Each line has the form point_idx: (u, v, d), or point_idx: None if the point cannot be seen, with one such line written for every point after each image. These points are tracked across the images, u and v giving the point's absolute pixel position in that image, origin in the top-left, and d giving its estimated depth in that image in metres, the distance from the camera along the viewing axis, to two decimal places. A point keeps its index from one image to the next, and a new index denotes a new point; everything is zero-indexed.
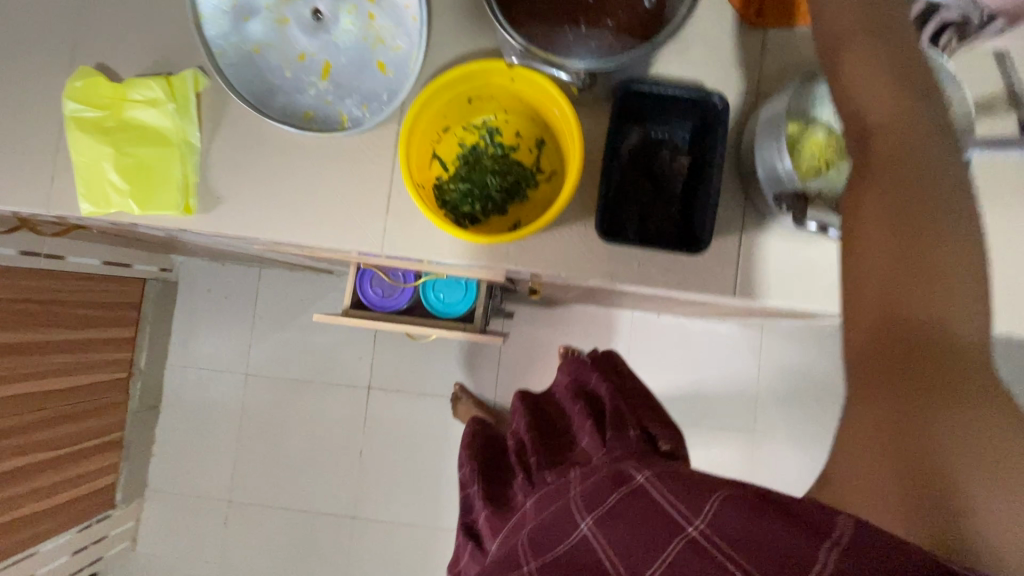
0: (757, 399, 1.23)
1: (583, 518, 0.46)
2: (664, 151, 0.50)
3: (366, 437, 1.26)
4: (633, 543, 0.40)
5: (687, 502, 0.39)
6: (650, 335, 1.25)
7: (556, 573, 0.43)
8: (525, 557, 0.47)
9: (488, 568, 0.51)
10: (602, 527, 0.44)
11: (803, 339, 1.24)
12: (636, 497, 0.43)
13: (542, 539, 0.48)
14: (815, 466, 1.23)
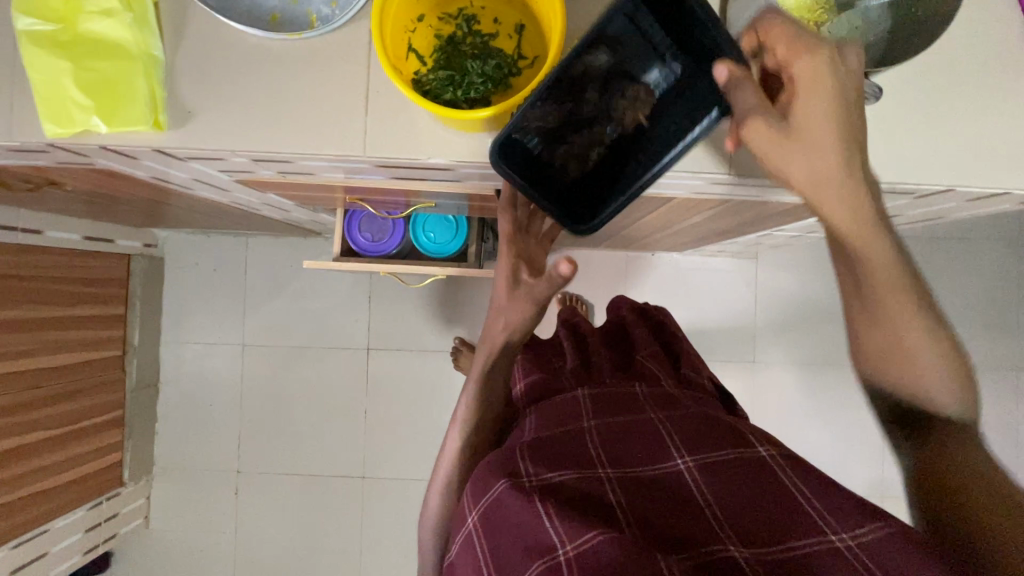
0: (755, 330, 1.23)
1: (680, 454, 0.46)
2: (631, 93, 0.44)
3: (369, 398, 1.25)
4: (751, 509, 0.41)
5: (831, 509, 0.40)
6: (646, 275, 1.23)
7: (645, 495, 0.43)
8: (601, 456, 0.47)
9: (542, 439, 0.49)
10: (704, 472, 0.44)
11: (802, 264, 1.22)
12: (756, 466, 0.44)
13: (620, 445, 0.47)
14: (818, 393, 1.23)
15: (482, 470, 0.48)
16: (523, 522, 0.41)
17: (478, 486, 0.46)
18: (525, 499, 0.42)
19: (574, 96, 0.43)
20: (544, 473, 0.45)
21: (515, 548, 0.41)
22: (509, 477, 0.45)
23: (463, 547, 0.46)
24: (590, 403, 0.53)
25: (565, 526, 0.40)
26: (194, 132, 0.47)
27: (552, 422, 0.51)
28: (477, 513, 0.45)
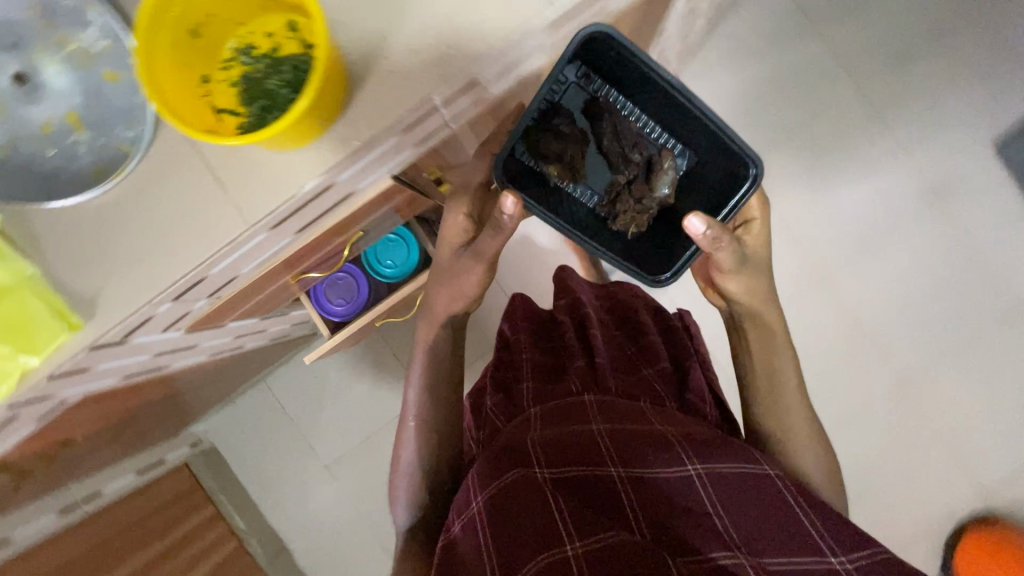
0: None
1: (692, 462, 0.62)
2: (580, 194, 0.72)
3: None
4: (754, 518, 0.59)
5: (835, 536, 0.57)
6: None
7: (654, 493, 0.61)
8: (613, 457, 0.63)
9: (557, 435, 0.65)
10: (711, 480, 0.60)
11: (707, 60, 1.20)
12: (760, 477, 0.61)
13: (630, 450, 0.63)
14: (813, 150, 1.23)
15: (490, 463, 0.63)
16: (539, 512, 0.56)
17: (491, 474, 0.62)
18: (541, 492, 0.57)
19: (636, 140, 0.68)
20: (554, 468, 0.61)
21: (528, 531, 0.55)
22: (525, 469, 0.60)
23: (467, 527, 0.60)
24: (597, 411, 0.68)
25: (576, 526, 0.54)
26: (108, 307, 0.47)
27: (563, 427, 0.66)
28: (482, 497, 0.60)
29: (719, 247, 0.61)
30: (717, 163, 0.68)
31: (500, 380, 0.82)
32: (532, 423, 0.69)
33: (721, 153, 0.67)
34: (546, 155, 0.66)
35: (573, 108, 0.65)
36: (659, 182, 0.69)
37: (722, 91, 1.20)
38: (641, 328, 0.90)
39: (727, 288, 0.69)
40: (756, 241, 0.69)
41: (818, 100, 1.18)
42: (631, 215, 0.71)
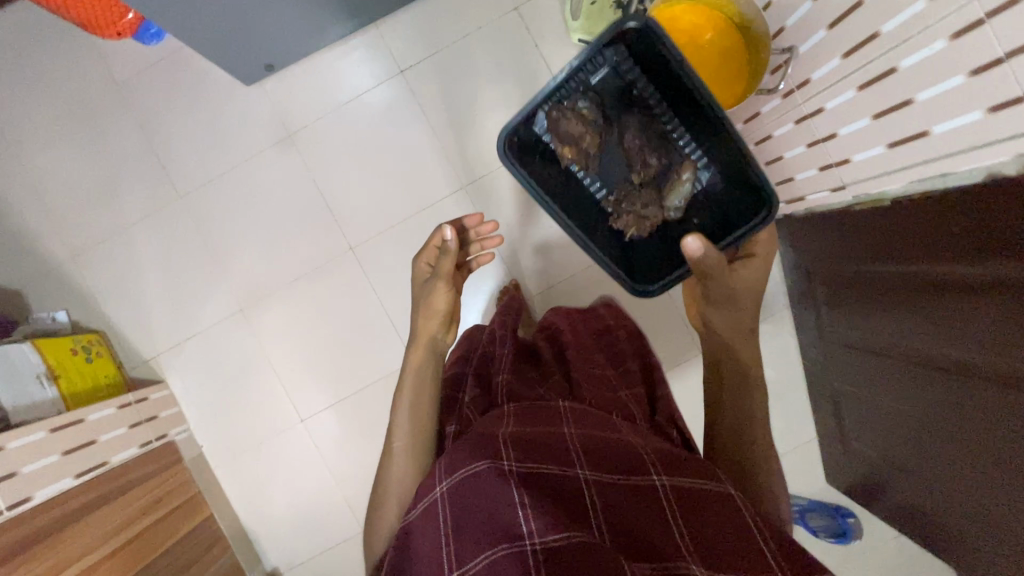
0: (219, 332, 1.32)
1: (654, 472, 0.64)
2: (587, 181, 0.92)
3: None
4: (706, 531, 0.59)
5: (784, 559, 0.58)
6: (224, 440, 1.33)
7: (619, 491, 0.61)
8: (579, 458, 0.64)
9: (530, 434, 0.67)
10: (672, 488, 0.62)
11: (141, 337, 1.32)
12: (714, 499, 0.62)
13: (601, 457, 0.65)
14: (241, 251, 1.30)
15: (464, 453, 0.65)
16: (497, 508, 0.58)
17: (451, 465, 0.64)
18: (505, 484, 0.58)
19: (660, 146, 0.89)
20: (524, 462, 0.62)
21: (484, 529, 0.57)
22: (494, 461, 0.61)
23: (431, 507, 0.63)
24: (574, 420, 0.72)
25: (535, 523, 0.55)
26: None
27: (538, 431, 0.68)
28: (447, 485, 0.63)
29: (710, 266, 0.75)
30: (732, 194, 0.87)
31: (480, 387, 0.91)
32: (509, 423, 0.71)
33: (737, 189, 0.86)
34: (568, 137, 0.85)
35: (607, 97, 0.85)
36: (675, 193, 0.90)
37: (169, 327, 1.32)
38: (624, 357, 0.99)
39: (710, 309, 0.83)
40: (747, 277, 0.81)
41: (194, 247, 1.31)
42: (635, 216, 0.92)
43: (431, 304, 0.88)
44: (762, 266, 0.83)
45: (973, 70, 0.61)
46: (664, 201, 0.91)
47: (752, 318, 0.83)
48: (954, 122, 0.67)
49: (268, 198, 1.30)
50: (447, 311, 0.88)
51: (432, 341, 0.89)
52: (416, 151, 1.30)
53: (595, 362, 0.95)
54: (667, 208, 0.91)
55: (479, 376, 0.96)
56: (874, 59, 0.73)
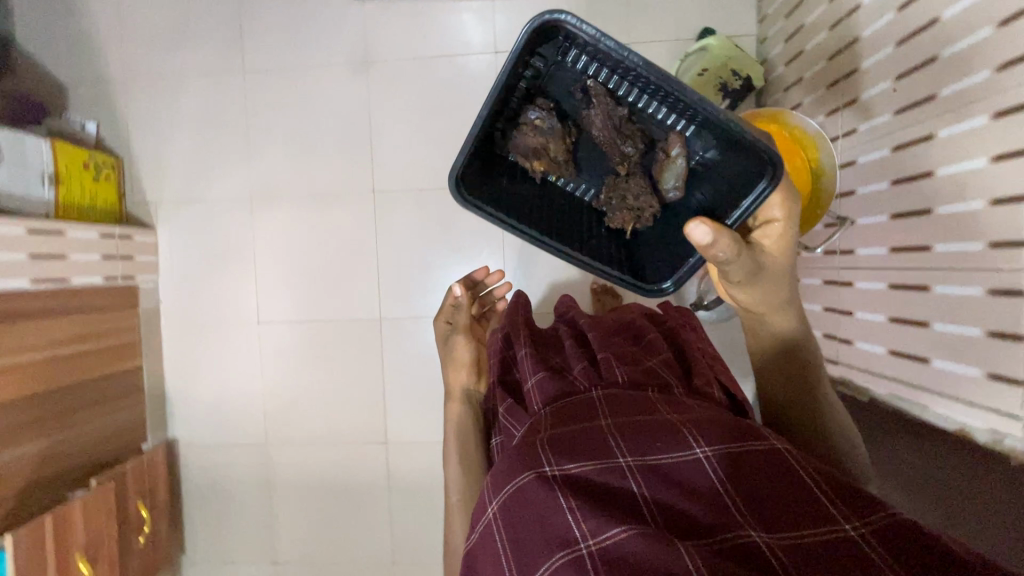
0: (222, 206, 1.34)
1: (693, 442, 0.49)
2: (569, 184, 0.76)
3: (319, 559, 1.36)
4: (758, 492, 0.45)
5: (845, 503, 0.44)
6: (184, 304, 1.36)
7: (664, 478, 0.48)
8: (616, 444, 0.51)
9: (565, 429, 0.54)
10: (713, 459, 0.48)
11: (152, 179, 1.34)
12: (772, 458, 0.47)
13: (636, 435, 0.51)
14: (275, 144, 1.32)
15: (501, 466, 0.53)
16: (549, 515, 0.47)
17: (493, 480, 0.52)
18: (549, 491, 0.48)
19: (634, 128, 0.68)
20: (564, 464, 0.50)
21: (540, 541, 0.46)
22: (534, 470, 0.50)
23: (484, 533, 0.51)
24: (606, 405, 0.57)
25: (587, 523, 0.45)
26: None
27: (574, 426, 0.54)
28: (496, 504, 0.51)
29: (726, 258, 0.56)
30: (735, 159, 0.64)
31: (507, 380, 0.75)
32: (542, 424, 0.57)
33: (738, 153, 0.63)
34: (529, 153, 0.71)
35: (556, 91, 0.68)
36: (666, 175, 0.68)
37: (180, 182, 1.34)
38: (642, 328, 0.76)
39: (739, 296, 0.65)
40: (776, 249, 0.62)
41: (236, 121, 1.32)
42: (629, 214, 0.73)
43: (455, 357, 0.91)
44: (794, 224, 0.62)
45: (991, 332, 0.61)
46: (663, 190, 0.70)
47: (789, 291, 0.66)
48: (954, 366, 0.66)
49: (321, 109, 1.30)
50: (470, 360, 0.90)
51: (467, 393, 0.89)
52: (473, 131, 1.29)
53: (617, 337, 0.73)
54: (669, 194, 0.70)
55: (509, 377, 0.75)
56: (915, 268, 0.72)
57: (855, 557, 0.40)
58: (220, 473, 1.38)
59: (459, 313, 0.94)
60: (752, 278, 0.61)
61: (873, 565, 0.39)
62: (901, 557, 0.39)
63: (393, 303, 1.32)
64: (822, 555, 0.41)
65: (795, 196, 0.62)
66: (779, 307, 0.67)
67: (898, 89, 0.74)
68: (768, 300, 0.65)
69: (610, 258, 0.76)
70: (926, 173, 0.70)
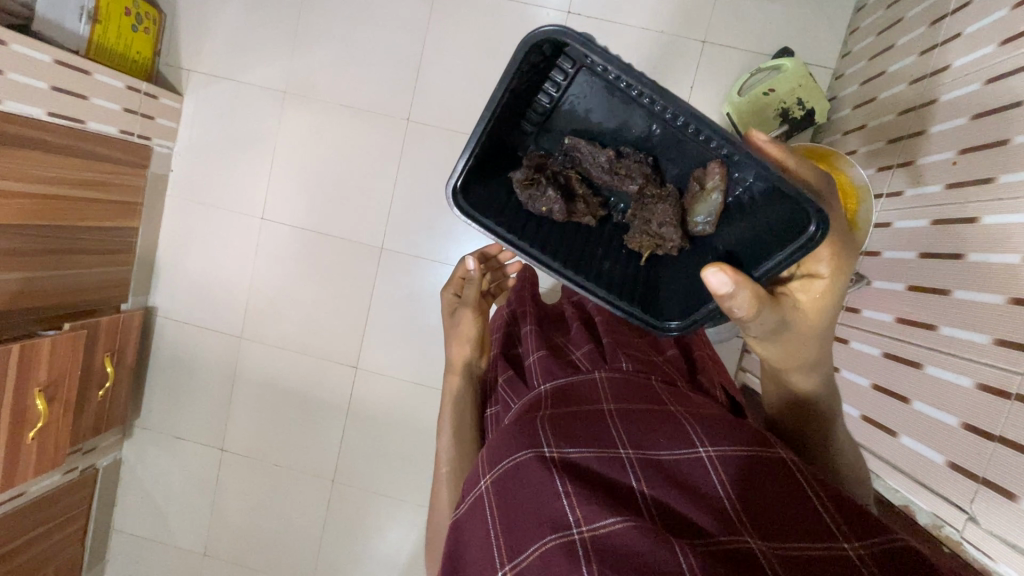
0: (255, 91, 1.30)
1: (698, 442, 0.47)
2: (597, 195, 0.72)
3: (263, 455, 1.39)
4: (759, 495, 0.44)
5: (845, 518, 0.42)
6: (194, 179, 1.34)
7: (665, 475, 0.46)
8: (620, 437, 0.48)
9: (567, 412, 0.52)
10: (721, 461, 0.46)
11: (190, 45, 1.30)
12: (779, 469, 0.45)
13: (639, 429, 0.49)
14: (323, 44, 1.28)
15: (499, 442, 0.50)
16: (544, 496, 0.44)
17: (489, 457, 0.50)
18: (546, 473, 0.45)
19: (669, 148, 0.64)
20: (564, 447, 0.48)
21: (530, 520, 0.44)
22: (532, 448, 0.47)
23: (472, 510, 0.48)
24: (610, 390, 0.55)
25: (583, 510, 0.42)
26: None
27: (576, 412, 0.52)
28: (489, 478, 0.49)
29: (744, 310, 0.54)
30: (777, 201, 0.58)
31: (510, 354, 0.74)
32: (543, 401, 0.56)
33: (781, 196, 0.57)
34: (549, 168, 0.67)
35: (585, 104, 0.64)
36: (698, 208, 0.64)
37: (218, 56, 1.30)
38: None
39: (755, 347, 0.64)
40: (810, 306, 0.60)
41: (290, 8, 1.27)
42: (649, 240, 0.68)
43: (457, 333, 0.78)
44: (837, 285, 0.59)
45: (967, 424, 0.61)
46: (693, 220, 0.65)
47: (815, 350, 0.63)
48: (921, 446, 0.67)
49: (377, 22, 1.26)
50: (476, 336, 0.78)
51: (466, 367, 0.77)
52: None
53: (623, 329, 0.75)
54: (699, 225, 0.65)
55: (510, 351, 0.75)
56: (915, 343, 0.72)
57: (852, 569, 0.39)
58: (190, 351, 1.39)
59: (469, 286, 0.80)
60: (769, 330, 0.59)
61: None
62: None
63: (397, 236, 1.31)
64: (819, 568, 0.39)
65: (848, 256, 0.58)
66: (801, 364, 0.65)
67: (958, 163, 0.72)
68: (788, 354, 0.63)
69: (625, 278, 0.71)
70: (957, 255, 0.68)
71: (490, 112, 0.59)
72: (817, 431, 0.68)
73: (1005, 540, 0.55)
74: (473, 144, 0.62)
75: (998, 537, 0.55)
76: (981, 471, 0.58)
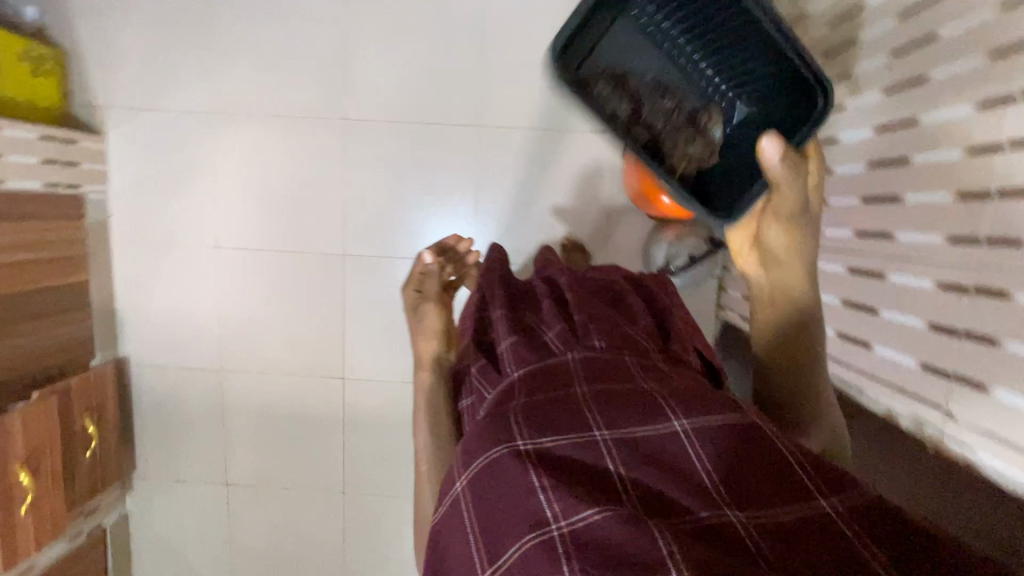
0: (178, 116, 1.24)
1: (674, 415, 0.47)
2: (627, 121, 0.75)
3: (269, 481, 1.39)
4: (735, 463, 0.44)
5: (820, 475, 0.43)
6: (136, 219, 1.29)
7: (642, 455, 0.46)
8: (595, 420, 0.48)
9: (542, 399, 0.51)
10: (699, 433, 0.46)
11: (99, 80, 1.23)
12: (754, 434, 0.45)
13: (614, 409, 0.49)
14: (239, 54, 1.22)
15: (473, 437, 0.50)
16: (521, 494, 0.44)
17: (465, 455, 0.49)
18: (521, 468, 0.45)
19: (678, 85, 0.77)
20: (538, 437, 0.47)
21: (510, 519, 0.44)
22: (505, 444, 0.47)
23: (449, 513, 0.48)
24: (583, 368, 0.54)
25: (560, 504, 0.42)
26: None
27: (550, 397, 0.51)
28: (465, 478, 0.48)
29: (799, 170, 0.61)
30: (776, 104, 0.72)
31: (483, 342, 0.70)
32: (516, 388, 0.55)
33: (787, 88, 0.70)
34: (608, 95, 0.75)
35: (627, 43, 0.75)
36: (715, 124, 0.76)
37: (131, 87, 1.23)
38: (623, 283, 0.73)
39: (772, 241, 0.68)
40: (817, 194, 0.66)
41: (197, 23, 1.21)
42: (686, 157, 0.75)
43: (419, 328, 0.81)
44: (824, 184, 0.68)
45: (933, 324, 0.62)
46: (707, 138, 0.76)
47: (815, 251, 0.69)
48: (894, 353, 0.68)
49: (291, 22, 1.20)
50: (438, 330, 0.80)
51: (436, 363, 0.77)
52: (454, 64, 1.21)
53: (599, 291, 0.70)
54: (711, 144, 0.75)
55: (483, 340, 0.71)
56: (875, 254, 0.73)
57: (827, 530, 0.40)
58: (171, 393, 1.37)
59: (425, 281, 0.84)
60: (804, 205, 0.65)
61: (841, 543, 0.39)
62: (874, 532, 0.40)
63: (357, 239, 1.28)
64: (795, 531, 0.40)
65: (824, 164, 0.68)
66: (806, 270, 0.69)
67: (891, 67, 0.71)
68: (796, 260, 0.69)
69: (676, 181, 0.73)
70: (902, 160, 0.68)
71: (648, 53, 0.76)
72: (810, 378, 0.69)
73: (980, 429, 0.56)
74: (593, 93, 0.74)
75: (974, 428, 0.57)
76: (950, 367, 0.59)
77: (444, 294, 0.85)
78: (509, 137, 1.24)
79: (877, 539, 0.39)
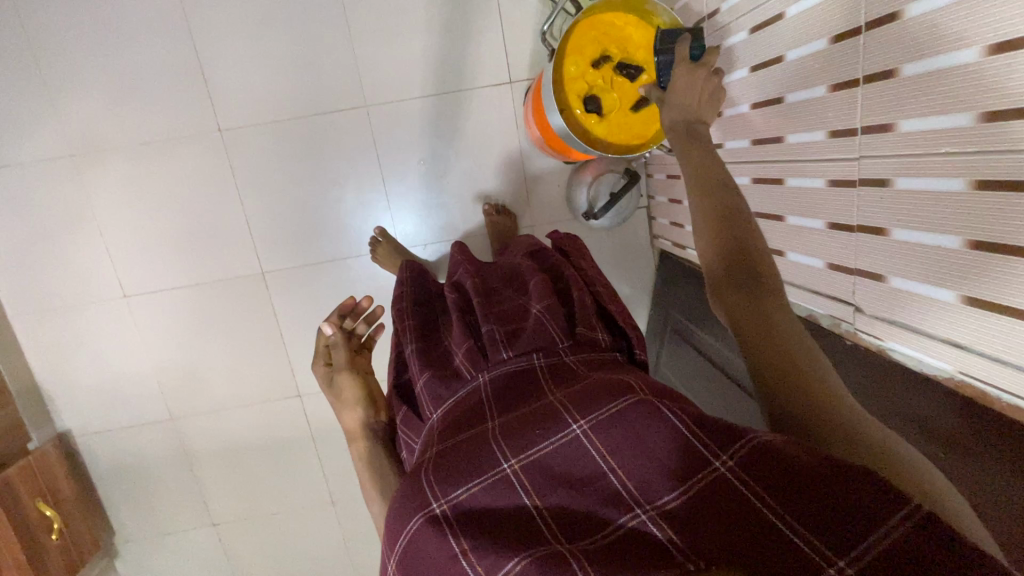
0: (38, 167, 1.13)
1: (572, 421, 0.48)
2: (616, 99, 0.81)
3: (256, 512, 1.37)
4: (633, 451, 0.45)
5: (709, 434, 0.44)
6: (30, 288, 1.19)
7: (551, 475, 0.47)
8: (502, 452, 0.48)
9: (453, 445, 0.52)
10: (597, 431, 0.47)
11: None
12: (646, 414, 0.46)
13: (517, 432, 0.49)
14: (85, 85, 1.10)
15: (394, 512, 0.50)
16: (444, 563, 0.44)
17: (392, 532, 0.49)
18: (441, 538, 0.45)
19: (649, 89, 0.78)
20: (451, 494, 0.47)
21: None
22: (420, 513, 0.47)
23: None
24: (494, 403, 0.56)
25: (483, 563, 0.42)
26: None
27: (461, 440, 0.52)
28: (395, 560, 0.48)
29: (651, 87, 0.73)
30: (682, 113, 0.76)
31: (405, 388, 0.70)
32: (435, 437, 0.56)
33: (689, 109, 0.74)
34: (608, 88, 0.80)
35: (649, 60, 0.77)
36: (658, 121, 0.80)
37: None
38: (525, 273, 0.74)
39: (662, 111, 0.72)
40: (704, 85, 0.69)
41: (26, 60, 1.08)
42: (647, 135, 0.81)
43: (341, 400, 0.80)
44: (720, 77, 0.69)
45: (832, 223, 0.61)
46: None
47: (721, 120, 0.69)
48: (804, 258, 0.68)
49: (131, 37, 1.08)
50: (360, 395, 0.80)
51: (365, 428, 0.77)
52: (322, 45, 1.11)
53: (501, 296, 0.70)
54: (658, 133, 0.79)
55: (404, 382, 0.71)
56: (772, 161, 0.71)
57: (726, 490, 0.41)
58: (128, 454, 1.31)
59: (336, 351, 0.82)
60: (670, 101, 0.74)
61: (740, 501, 0.40)
62: (763, 471, 0.40)
63: (273, 253, 1.21)
64: (701, 502, 0.41)
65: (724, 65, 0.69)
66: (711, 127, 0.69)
67: None
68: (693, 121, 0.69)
69: None
70: (778, 58, 0.66)
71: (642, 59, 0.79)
72: None
73: (888, 319, 0.57)
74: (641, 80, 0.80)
75: (882, 318, 0.57)
76: (853, 263, 0.59)
77: (355, 355, 0.84)
78: (403, 111, 1.16)
79: (771, 481, 0.40)
